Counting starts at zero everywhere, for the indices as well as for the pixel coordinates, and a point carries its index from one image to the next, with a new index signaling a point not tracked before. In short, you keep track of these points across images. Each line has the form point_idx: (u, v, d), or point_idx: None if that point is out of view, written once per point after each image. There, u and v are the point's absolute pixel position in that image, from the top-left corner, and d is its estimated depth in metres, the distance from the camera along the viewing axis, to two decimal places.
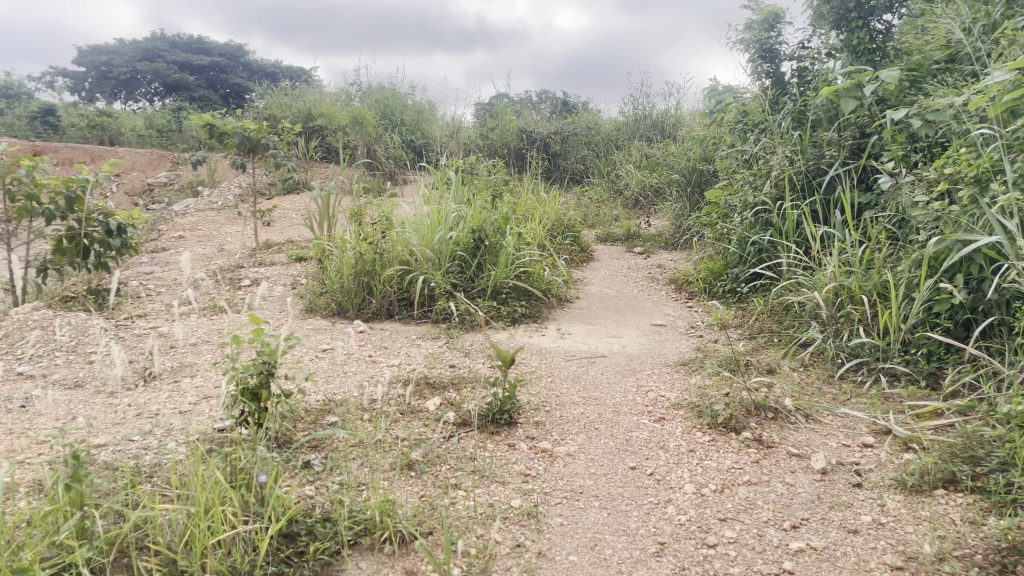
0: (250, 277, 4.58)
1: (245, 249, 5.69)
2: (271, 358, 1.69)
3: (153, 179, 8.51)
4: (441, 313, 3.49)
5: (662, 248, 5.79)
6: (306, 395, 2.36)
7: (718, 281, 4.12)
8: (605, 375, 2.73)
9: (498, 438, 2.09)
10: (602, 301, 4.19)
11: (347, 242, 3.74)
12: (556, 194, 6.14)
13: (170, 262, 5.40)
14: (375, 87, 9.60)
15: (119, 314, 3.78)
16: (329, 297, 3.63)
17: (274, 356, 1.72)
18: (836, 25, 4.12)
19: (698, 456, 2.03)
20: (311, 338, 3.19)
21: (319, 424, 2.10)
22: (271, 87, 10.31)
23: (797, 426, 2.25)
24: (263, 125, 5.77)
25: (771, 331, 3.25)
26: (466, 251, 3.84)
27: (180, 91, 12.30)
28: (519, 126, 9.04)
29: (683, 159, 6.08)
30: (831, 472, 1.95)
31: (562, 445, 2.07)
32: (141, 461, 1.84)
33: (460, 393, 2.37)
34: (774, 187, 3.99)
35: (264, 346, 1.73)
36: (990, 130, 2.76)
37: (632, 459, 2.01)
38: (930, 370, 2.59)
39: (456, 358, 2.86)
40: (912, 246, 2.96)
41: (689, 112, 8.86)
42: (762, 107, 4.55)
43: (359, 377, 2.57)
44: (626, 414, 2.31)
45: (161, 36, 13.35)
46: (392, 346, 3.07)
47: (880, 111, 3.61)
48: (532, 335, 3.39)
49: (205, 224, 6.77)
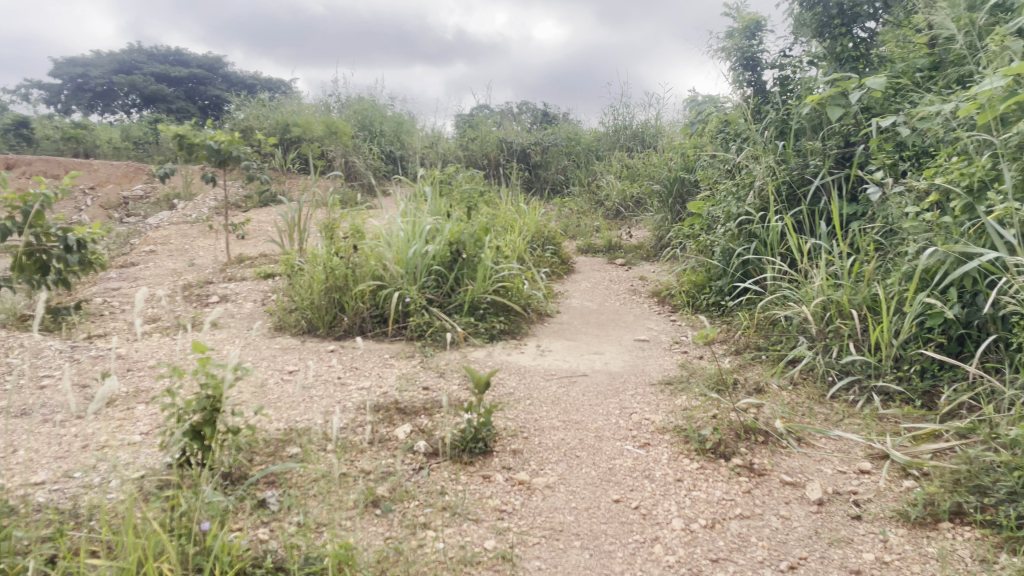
0: (219, 293, 4.41)
1: (216, 263, 5.52)
2: (216, 394, 1.58)
3: (126, 192, 8.31)
4: (416, 331, 3.35)
5: (644, 260, 5.68)
6: (267, 423, 2.20)
7: (701, 294, 4.00)
8: (587, 396, 2.60)
9: (472, 469, 1.95)
10: (584, 315, 4.06)
11: (317, 257, 3.59)
12: (536, 205, 6.01)
13: (139, 277, 5.21)
14: (353, 98, 9.45)
15: (78, 333, 3.60)
16: (299, 314, 3.47)
17: (220, 391, 1.60)
18: (818, 33, 4.01)
19: (686, 486, 1.90)
20: (278, 359, 3.03)
21: (278, 457, 1.95)
22: (248, 98, 10.14)
23: (789, 451, 2.13)
24: (234, 136, 5.58)
25: (758, 347, 3.13)
26: (442, 265, 3.70)
27: (157, 103, 12.09)
28: (499, 137, 8.92)
29: (664, 169, 5.98)
30: (828, 503, 1.82)
31: (540, 476, 1.93)
32: (80, 503, 1.68)
33: (432, 419, 2.23)
34: (758, 197, 3.89)
35: (208, 380, 1.61)
36: (981, 139, 2.66)
37: (615, 491, 1.88)
38: (925, 389, 2.48)
39: (430, 379, 2.72)
40: (901, 259, 2.86)
41: (670, 123, 8.79)
42: (744, 115, 4.45)
43: (326, 401, 2.42)
44: (609, 440, 2.18)
45: (138, 48, 13.16)
46: (363, 366, 2.92)
47: (866, 120, 3.52)
48: (510, 352, 3.25)
49: (177, 238, 6.58)
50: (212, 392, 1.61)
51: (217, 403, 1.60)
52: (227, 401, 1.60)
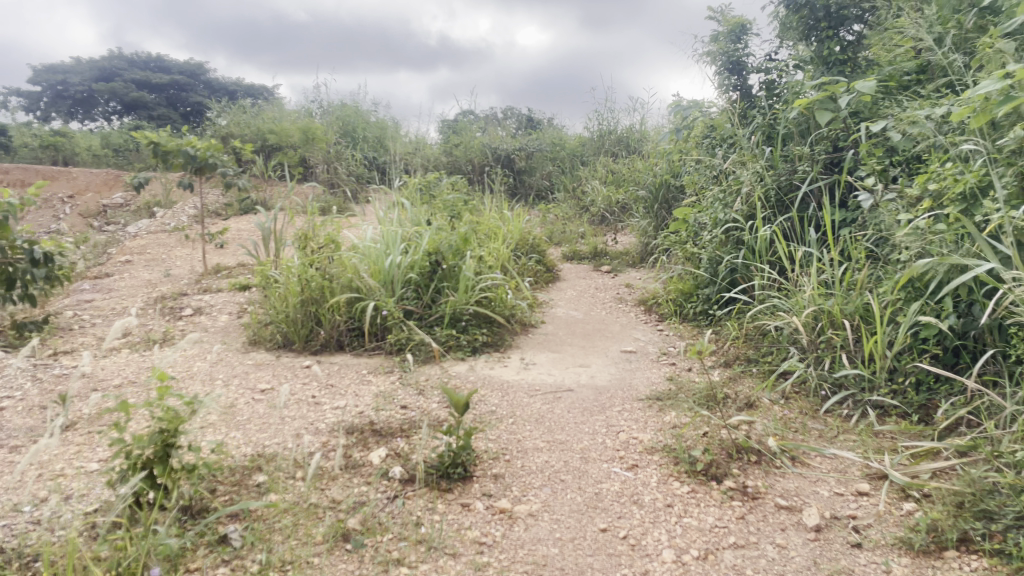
0: (193, 306, 4.28)
1: (193, 274, 5.39)
2: (170, 428, 1.49)
3: (106, 200, 8.14)
4: (395, 345, 3.23)
5: (630, 267, 5.60)
6: (234, 448, 2.08)
7: (688, 302, 3.92)
8: (572, 413, 2.50)
9: (450, 496, 1.84)
10: (569, 326, 3.96)
11: (293, 269, 3.47)
12: (520, 212, 5.92)
13: (113, 288, 5.06)
14: (336, 103, 9.33)
15: (45, 349, 3.46)
16: (274, 328, 3.35)
17: (174, 424, 1.51)
18: (805, 36, 3.94)
19: (676, 512, 1.80)
20: (251, 376, 2.91)
21: (244, 487, 1.83)
22: (229, 105, 10.00)
23: (783, 471, 2.03)
24: (211, 143, 5.45)
25: (748, 359, 3.05)
26: (421, 275, 3.60)
27: (137, 109, 11.90)
28: (483, 142, 8.83)
29: (650, 175, 5.90)
30: (826, 530, 1.73)
31: (522, 503, 1.82)
32: (25, 542, 1.56)
33: (409, 442, 2.12)
34: (745, 203, 3.81)
35: (162, 413, 1.52)
36: (975, 144, 2.59)
37: (602, 519, 1.77)
38: (921, 402, 2.39)
39: (409, 397, 2.61)
40: (894, 267, 2.77)
41: (655, 128, 8.73)
42: (730, 120, 4.38)
43: (298, 423, 2.30)
44: (595, 462, 2.08)
45: (119, 53, 12.97)
46: (339, 383, 2.81)
47: (855, 124, 3.44)
48: (493, 366, 3.14)
49: (154, 247, 6.43)
50: (165, 425, 1.51)
51: (170, 438, 1.50)
52: (181, 436, 1.51)
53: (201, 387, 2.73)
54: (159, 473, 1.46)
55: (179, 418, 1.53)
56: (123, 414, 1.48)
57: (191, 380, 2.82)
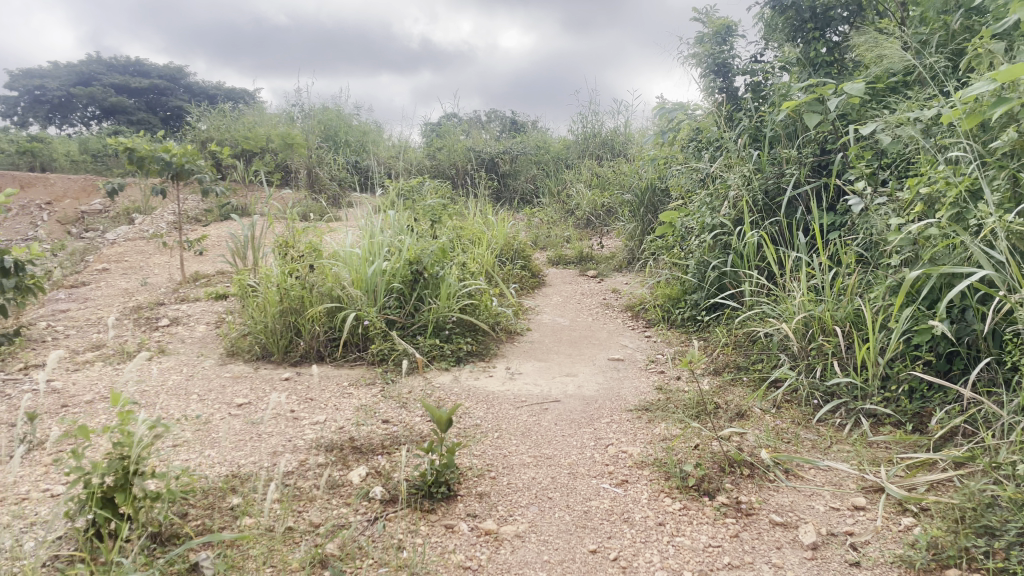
0: (170, 316, 4.17)
1: (171, 282, 5.27)
2: (132, 453, 1.44)
3: (84, 206, 7.99)
4: (377, 355, 3.16)
5: (616, 271, 5.55)
6: (208, 468, 1.99)
7: (676, 308, 3.87)
8: (559, 426, 2.43)
9: (434, 517, 1.77)
10: (555, 333, 3.90)
11: (271, 278, 3.38)
12: (505, 217, 5.85)
13: (89, 298, 4.94)
14: (317, 107, 9.23)
15: (15, 363, 3.34)
16: (253, 339, 3.27)
17: (136, 450, 1.45)
18: (791, 37, 3.90)
19: (668, 531, 1.74)
20: (228, 389, 2.82)
21: (216, 510, 1.75)
22: (210, 109, 9.86)
23: (777, 485, 1.97)
24: (188, 149, 5.33)
25: (738, 366, 2.99)
26: (404, 284, 3.52)
27: (116, 114, 11.74)
28: (466, 146, 8.76)
29: (635, 179, 5.86)
30: (823, 548, 1.67)
31: (509, 524, 1.75)
32: None
33: (391, 459, 2.05)
34: (732, 208, 3.76)
35: (123, 438, 1.46)
36: (966, 147, 2.55)
37: (591, 540, 1.70)
38: (915, 411, 2.34)
39: (391, 411, 2.53)
40: (886, 272, 2.73)
41: (640, 130, 8.70)
42: (716, 123, 4.34)
43: (276, 440, 2.22)
44: (584, 477, 2.01)
45: (98, 58, 12.79)
46: (319, 396, 2.73)
47: (843, 126, 3.40)
48: (478, 376, 3.07)
49: (132, 255, 6.31)
50: (126, 451, 1.45)
51: (131, 464, 1.44)
52: (141, 462, 1.45)
53: (175, 402, 2.64)
54: (119, 502, 1.40)
55: (140, 443, 1.47)
56: (80, 440, 1.42)
57: (165, 395, 2.73)
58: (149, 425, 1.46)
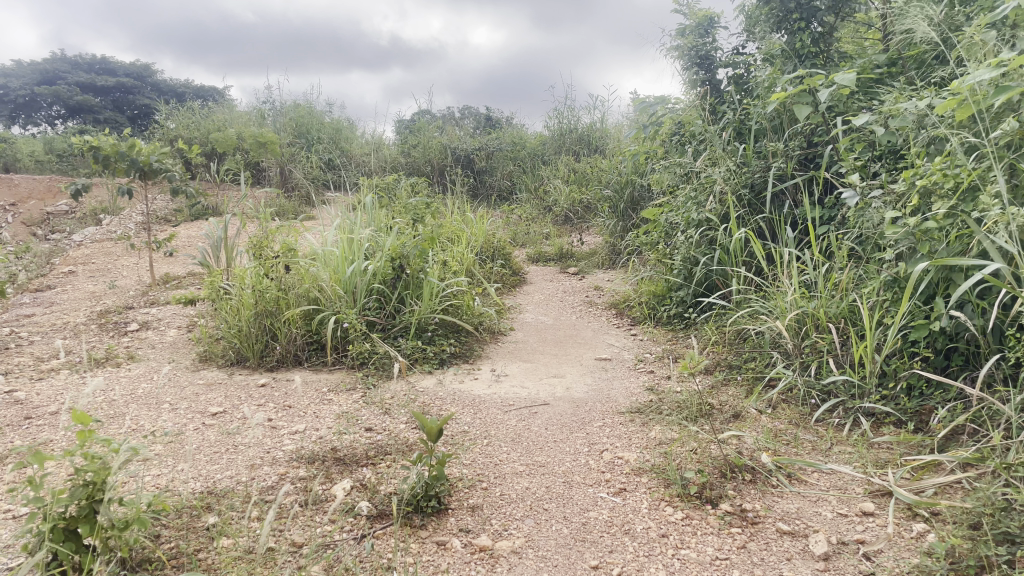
0: (140, 321, 4.02)
1: (140, 285, 5.11)
2: (95, 480, 1.32)
3: (50, 207, 7.75)
4: (358, 359, 3.05)
5: (598, 268, 5.46)
6: (182, 484, 1.88)
7: (662, 305, 3.80)
8: (550, 430, 2.34)
9: (424, 534, 1.66)
10: (539, 332, 3.81)
11: (245, 280, 3.25)
12: (484, 214, 5.75)
13: (55, 302, 4.76)
14: (289, 104, 9.04)
15: None
16: (227, 344, 3.14)
17: (101, 477, 1.33)
18: (777, 27, 3.75)
19: (671, 543, 1.65)
20: (201, 398, 2.70)
21: (191, 530, 1.63)
22: (179, 106, 9.63)
23: (781, 491, 1.89)
24: (156, 146, 5.15)
25: (730, 365, 2.93)
26: (384, 284, 3.41)
27: (82, 113, 11.44)
28: (442, 142, 8.63)
29: (615, 175, 5.78)
30: (834, 558, 1.59)
31: (504, 539, 1.65)
32: None
33: (377, 471, 1.94)
34: (718, 202, 3.69)
35: (87, 462, 1.34)
36: (963, 137, 2.50)
37: (592, 554, 1.61)
38: (915, 409, 2.28)
39: (374, 418, 2.42)
40: (881, 266, 2.67)
41: (616, 126, 8.63)
42: (699, 116, 4.28)
43: (254, 452, 2.11)
44: (580, 486, 1.92)
45: (62, 56, 12.47)
46: (298, 403, 2.62)
47: (831, 118, 3.34)
48: (462, 379, 2.97)
49: (100, 257, 6.11)
50: (90, 478, 1.33)
51: (95, 492, 1.32)
52: (107, 489, 1.34)
53: (146, 413, 2.51)
54: (85, 535, 1.29)
55: (105, 466, 1.35)
56: (37, 468, 1.30)
57: (135, 405, 2.60)
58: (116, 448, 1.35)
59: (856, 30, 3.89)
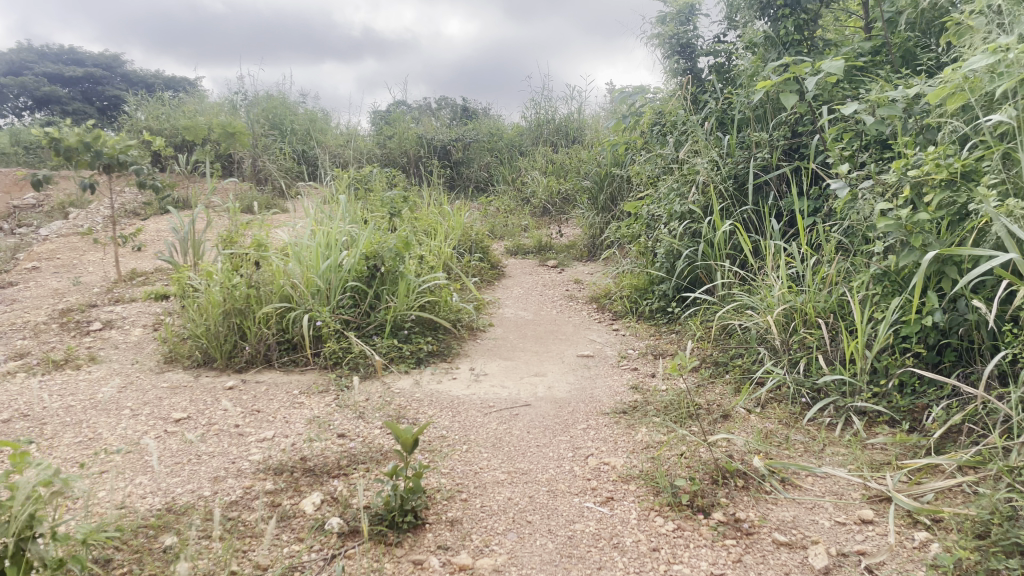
0: (104, 320, 3.86)
1: (106, 281, 4.94)
2: (26, 512, 1.18)
3: (17, 201, 7.51)
4: (331, 358, 2.92)
5: (577, 261, 5.37)
6: (140, 501, 1.76)
7: (643, 299, 3.71)
8: (533, 434, 2.24)
9: (400, 552, 1.55)
10: (519, 328, 3.70)
11: (214, 277, 3.11)
12: (461, 206, 5.63)
13: (17, 299, 4.57)
14: (262, 95, 8.84)
15: None
16: (193, 344, 3.00)
17: (36, 509, 1.20)
18: (761, 14, 3.66)
19: (664, 558, 1.55)
20: (165, 402, 2.57)
21: (147, 553, 1.51)
22: (148, 97, 9.36)
23: (775, 498, 1.80)
24: (121, 138, 4.94)
25: (716, 362, 2.84)
26: (358, 281, 3.27)
27: (51, 105, 11.10)
28: (417, 133, 8.47)
29: (594, 166, 5.68)
30: (835, 571, 1.50)
31: (486, 556, 1.55)
32: None
33: (349, 483, 1.82)
34: (701, 194, 3.61)
35: (18, 492, 1.21)
36: (955, 127, 2.42)
37: (579, 572, 1.50)
38: (909, 407, 2.21)
39: (347, 423, 2.31)
40: (870, 259, 2.59)
41: (593, 117, 8.51)
42: (682, 106, 4.18)
43: (219, 463, 1.98)
44: (565, 496, 1.82)
45: (28, 46, 12.13)
46: (267, 408, 2.49)
47: (817, 107, 3.26)
48: (440, 379, 2.85)
49: (65, 252, 5.91)
50: (20, 511, 1.20)
51: (28, 526, 1.19)
52: (38, 522, 1.20)
53: (104, 421, 2.38)
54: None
55: (33, 497, 1.22)
56: None
57: (93, 412, 2.46)
58: (46, 480, 1.22)
59: (838, 17, 3.80)
